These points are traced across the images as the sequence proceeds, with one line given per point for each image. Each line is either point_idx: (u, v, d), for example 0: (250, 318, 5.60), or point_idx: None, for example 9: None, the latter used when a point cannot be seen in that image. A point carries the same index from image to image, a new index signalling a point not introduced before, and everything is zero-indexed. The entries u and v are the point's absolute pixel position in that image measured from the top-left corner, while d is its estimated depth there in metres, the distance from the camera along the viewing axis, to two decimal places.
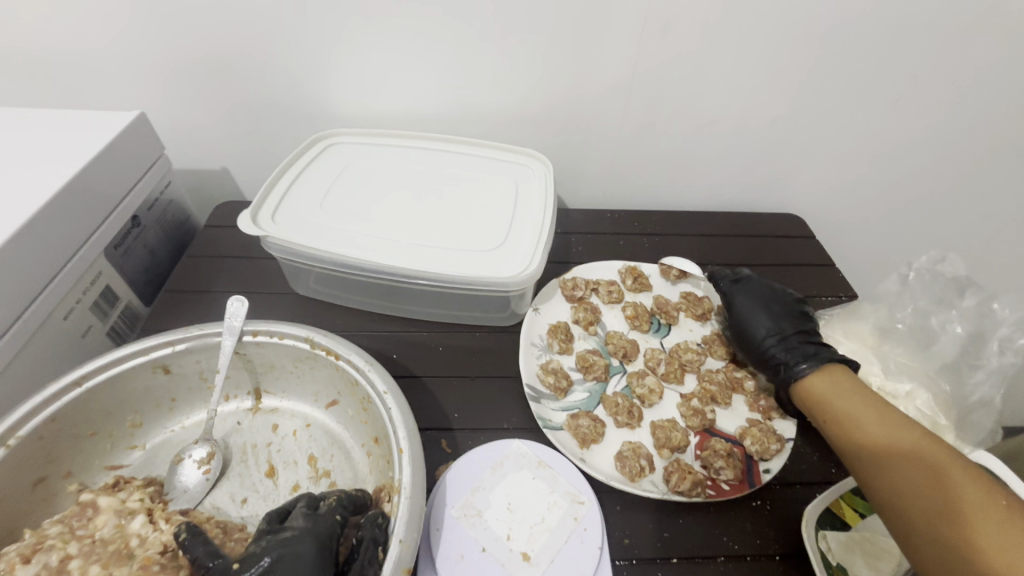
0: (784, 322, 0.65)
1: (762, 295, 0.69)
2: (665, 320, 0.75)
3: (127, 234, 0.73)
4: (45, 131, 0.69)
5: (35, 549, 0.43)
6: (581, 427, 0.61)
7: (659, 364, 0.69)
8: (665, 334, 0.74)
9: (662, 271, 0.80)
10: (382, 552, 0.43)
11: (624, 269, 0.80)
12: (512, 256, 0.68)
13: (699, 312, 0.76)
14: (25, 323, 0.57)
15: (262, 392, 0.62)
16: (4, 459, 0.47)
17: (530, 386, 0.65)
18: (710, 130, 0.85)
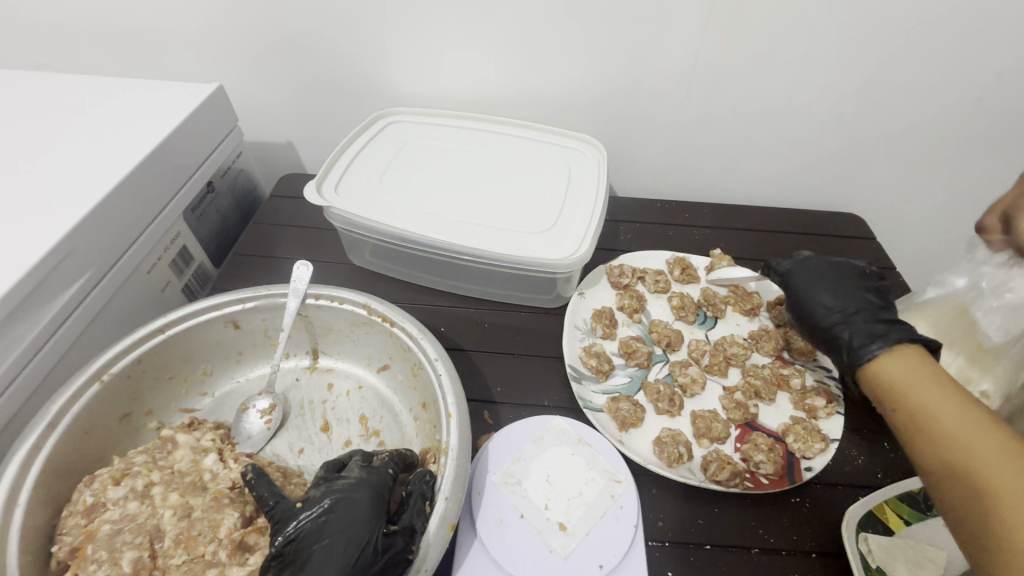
0: (851, 299, 0.56)
1: (827, 276, 0.60)
2: (711, 313, 0.75)
3: (202, 199, 0.79)
4: (133, 99, 0.75)
5: (124, 473, 0.48)
6: (621, 410, 0.62)
7: (703, 356, 0.69)
8: (710, 327, 0.74)
9: (712, 261, 0.79)
10: (429, 506, 0.46)
11: (672, 260, 0.80)
12: (562, 239, 0.69)
13: (747, 307, 0.75)
14: (115, 275, 0.63)
15: (319, 352, 0.66)
16: (98, 393, 0.52)
17: (572, 366, 0.66)
18: (771, 122, 0.83)
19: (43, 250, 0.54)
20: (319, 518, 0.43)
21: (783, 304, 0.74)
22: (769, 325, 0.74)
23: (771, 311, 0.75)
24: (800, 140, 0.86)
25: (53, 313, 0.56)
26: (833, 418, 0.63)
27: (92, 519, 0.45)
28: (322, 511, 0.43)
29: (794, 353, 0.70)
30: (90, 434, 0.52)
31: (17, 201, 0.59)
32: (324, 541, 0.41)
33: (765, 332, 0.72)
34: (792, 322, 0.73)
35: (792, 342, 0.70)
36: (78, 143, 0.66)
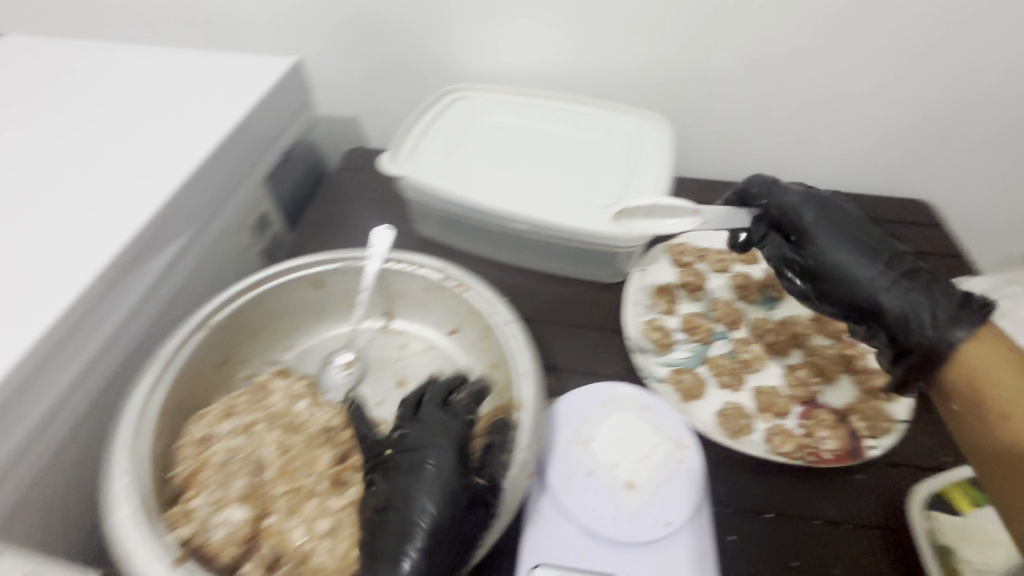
0: (880, 257, 0.59)
1: (849, 234, 0.60)
2: (774, 293, 0.75)
3: (280, 168, 0.83)
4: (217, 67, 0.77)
5: (230, 411, 0.53)
6: (684, 381, 0.64)
7: (765, 334, 0.70)
8: (773, 307, 0.74)
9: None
10: (507, 456, 0.49)
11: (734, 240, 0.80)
12: (628, 214, 0.70)
13: None
14: (211, 234, 0.67)
15: (393, 315, 0.70)
16: (204, 339, 0.57)
17: (634, 338, 0.68)
18: (840, 100, 0.82)
19: (156, 205, 0.59)
20: (406, 463, 0.46)
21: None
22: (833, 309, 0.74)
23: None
24: (870, 121, 0.84)
25: (163, 265, 0.60)
26: (900, 401, 0.62)
27: (205, 448, 0.50)
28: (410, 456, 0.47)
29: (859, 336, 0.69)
30: (195, 376, 0.57)
31: (129, 160, 0.63)
32: (411, 483, 0.45)
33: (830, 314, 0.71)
34: None
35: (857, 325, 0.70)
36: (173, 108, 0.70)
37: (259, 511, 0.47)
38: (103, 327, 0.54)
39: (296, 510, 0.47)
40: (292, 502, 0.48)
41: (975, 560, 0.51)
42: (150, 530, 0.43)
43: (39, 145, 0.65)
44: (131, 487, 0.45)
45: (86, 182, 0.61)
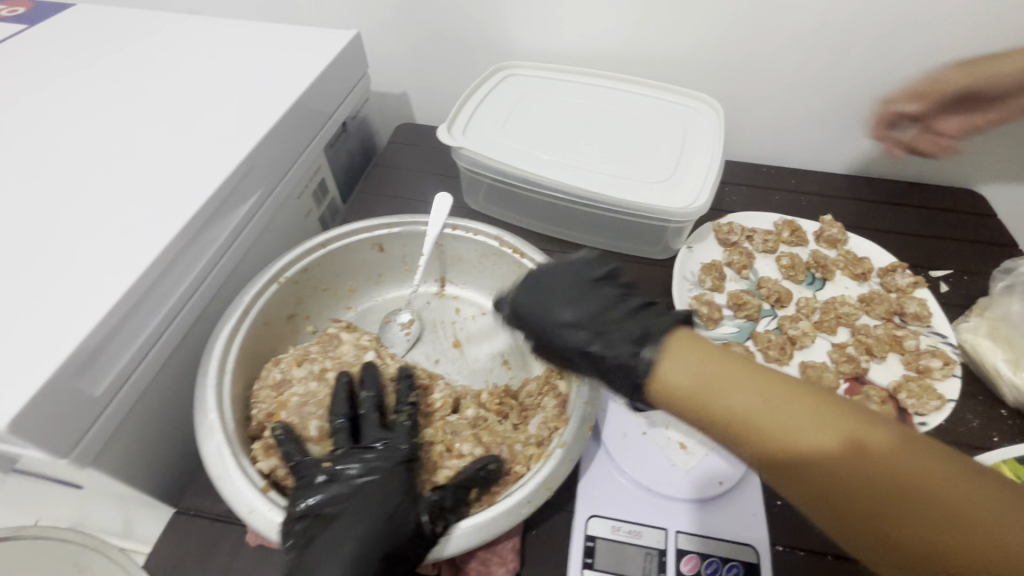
0: (595, 314, 0.45)
1: (545, 288, 0.47)
2: (821, 275, 0.76)
3: (338, 137, 0.86)
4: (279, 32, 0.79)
5: (303, 358, 0.56)
6: None
7: (813, 313, 0.70)
8: (819, 288, 0.75)
9: (822, 226, 0.79)
10: (472, 493, 0.47)
11: (780, 222, 0.80)
12: (680, 190, 0.71)
13: (858, 271, 0.75)
14: (277, 195, 0.70)
15: (446, 281, 0.72)
16: (276, 291, 0.60)
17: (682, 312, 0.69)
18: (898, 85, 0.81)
19: (234, 161, 0.61)
20: (349, 485, 0.46)
21: (896, 271, 0.74)
22: (879, 291, 0.74)
23: (882, 278, 0.74)
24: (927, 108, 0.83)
25: (236, 220, 0.63)
26: (949, 380, 0.63)
27: (281, 392, 0.53)
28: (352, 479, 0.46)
29: (906, 317, 0.69)
30: (268, 326, 0.60)
31: (203, 117, 0.65)
32: (350, 511, 0.44)
33: (877, 295, 0.72)
34: (903, 289, 0.72)
35: (905, 307, 0.70)
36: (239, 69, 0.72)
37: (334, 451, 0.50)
38: (187, 273, 0.57)
39: None
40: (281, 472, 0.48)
41: None
42: (237, 460, 0.46)
43: (116, 97, 0.66)
44: (219, 420, 0.48)
45: (162, 136, 0.62)
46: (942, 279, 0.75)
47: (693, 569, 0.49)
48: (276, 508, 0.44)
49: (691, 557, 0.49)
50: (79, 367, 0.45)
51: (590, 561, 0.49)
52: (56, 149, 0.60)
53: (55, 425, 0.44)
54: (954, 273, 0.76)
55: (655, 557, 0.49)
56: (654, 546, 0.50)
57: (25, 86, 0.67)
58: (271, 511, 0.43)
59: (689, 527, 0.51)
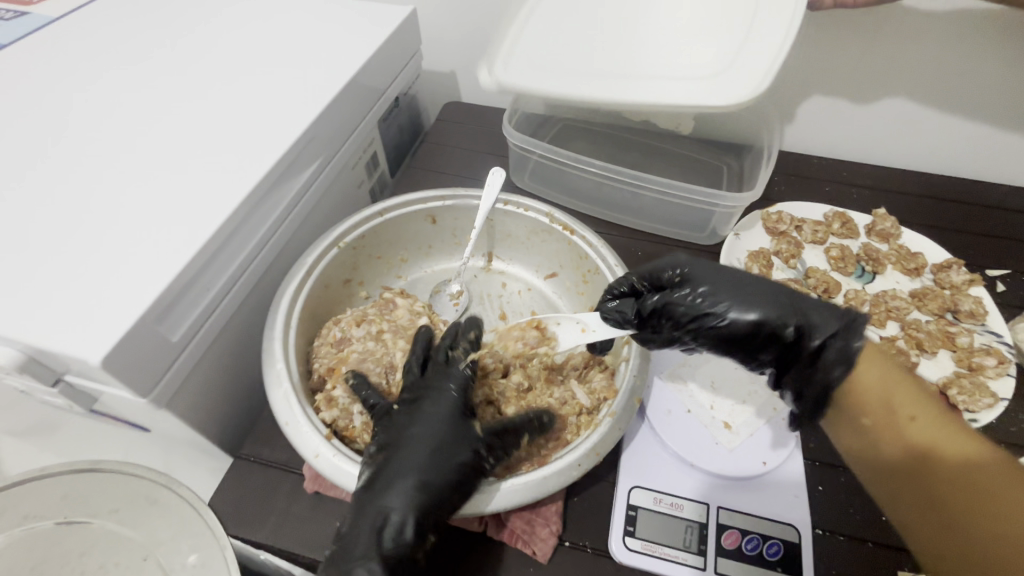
0: (767, 297, 0.47)
1: (726, 273, 0.50)
2: (871, 267, 0.75)
3: (390, 112, 0.88)
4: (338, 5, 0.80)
5: (361, 319, 0.58)
6: None
7: (861, 305, 0.70)
8: (868, 281, 0.74)
9: (874, 219, 0.78)
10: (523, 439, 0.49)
11: (831, 213, 0.79)
12: (740, 81, 0.57)
13: (910, 267, 0.73)
14: (334, 165, 0.72)
15: (493, 256, 0.74)
16: (335, 255, 0.62)
17: None
18: (995, 63, 0.72)
19: (299, 129, 0.63)
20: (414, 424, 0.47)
21: (952, 267, 0.72)
22: (931, 287, 0.73)
23: (936, 273, 0.73)
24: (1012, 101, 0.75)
25: (298, 186, 0.65)
26: (1002, 379, 0.61)
27: (341, 349, 0.55)
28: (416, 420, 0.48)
29: (960, 315, 0.68)
30: (327, 288, 0.63)
31: (268, 86, 0.67)
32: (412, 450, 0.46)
33: (930, 291, 0.71)
34: (958, 287, 0.71)
35: (960, 304, 0.68)
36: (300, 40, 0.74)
37: None
38: (255, 232, 0.59)
39: None
40: (344, 419, 0.50)
41: None
42: (302, 408, 0.49)
43: (188, 63, 0.69)
44: (286, 370, 0.51)
45: (232, 101, 0.65)
46: (999, 279, 0.73)
47: (734, 544, 0.49)
48: (339, 454, 0.46)
49: (732, 533, 0.50)
50: (160, 313, 0.48)
51: (630, 529, 0.51)
52: (134, 110, 0.63)
53: (138, 366, 0.47)
54: (1012, 273, 0.73)
55: (696, 530, 0.51)
56: (695, 519, 0.51)
57: (104, 50, 0.70)
58: (335, 456, 0.46)
59: (731, 504, 0.52)
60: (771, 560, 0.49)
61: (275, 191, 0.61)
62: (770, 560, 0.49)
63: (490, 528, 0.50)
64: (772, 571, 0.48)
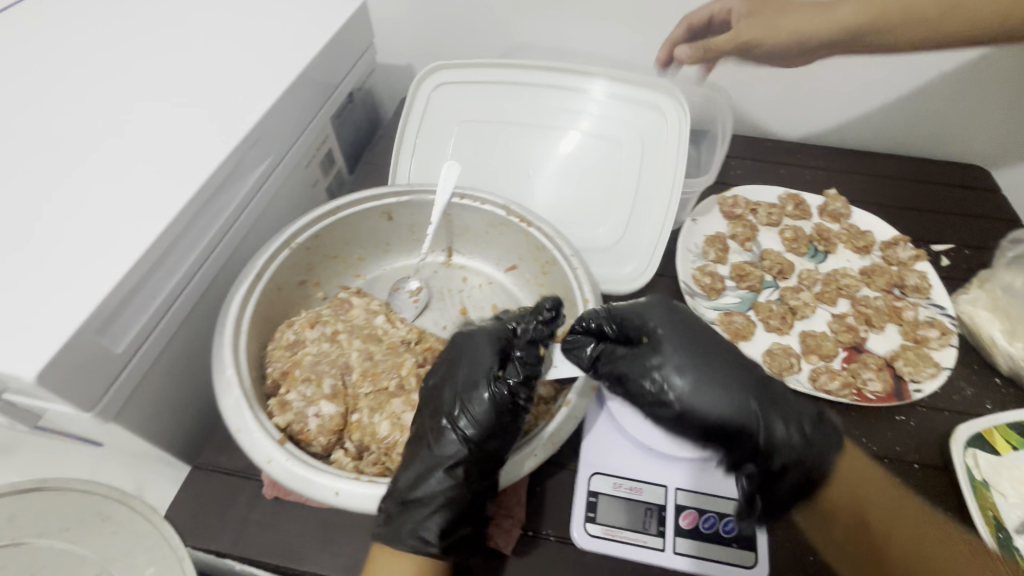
0: (741, 379, 0.47)
1: (702, 339, 0.49)
2: (823, 247, 0.77)
3: (344, 108, 0.85)
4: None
5: (315, 321, 0.57)
6: (734, 322, 0.67)
7: (814, 284, 0.72)
8: (821, 261, 0.76)
9: (826, 200, 0.80)
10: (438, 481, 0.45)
11: (785, 195, 0.81)
12: (626, 255, 0.70)
13: (859, 245, 0.76)
14: (285, 164, 0.70)
15: (453, 251, 0.73)
16: (287, 257, 0.61)
17: (685, 282, 0.70)
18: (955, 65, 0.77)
19: (243, 131, 0.61)
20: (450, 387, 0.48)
21: (898, 244, 0.74)
22: (880, 264, 0.75)
23: (884, 251, 0.75)
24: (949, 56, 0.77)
25: (245, 188, 0.63)
26: (946, 349, 0.64)
27: (295, 352, 0.55)
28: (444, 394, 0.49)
29: (906, 290, 0.71)
30: (280, 290, 0.61)
31: (209, 87, 0.65)
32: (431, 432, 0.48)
33: (879, 267, 0.73)
34: (904, 262, 0.73)
35: (906, 279, 0.71)
36: (241, 39, 0.71)
37: (345, 408, 0.52)
38: (201, 237, 0.58)
39: (380, 407, 0.51)
40: (298, 423, 0.50)
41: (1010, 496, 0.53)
42: (255, 413, 0.48)
43: (125, 64, 0.66)
44: (236, 378, 0.49)
45: (171, 103, 0.63)
46: (944, 253, 0.76)
47: (691, 523, 0.51)
48: (292, 458, 0.45)
49: (690, 513, 0.51)
50: (100, 325, 0.47)
51: (592, 515, 0.52)
52: (63, 116, 0.60)
53: (79, 381, 0.45)
54: (956, 247, 0.76)
55: (655, 512, 0.52)
56: (655, 501, 0.52)
57: (30, 53, 0.66)
58: (287, 461, 0.45)
59: (689, 485, 0.53)
60: (727, 536, 0.50)
61: (222, 194, 0.60)
62: (725, 537, 0.50)
63: None
64: (727, 547, 0.50)
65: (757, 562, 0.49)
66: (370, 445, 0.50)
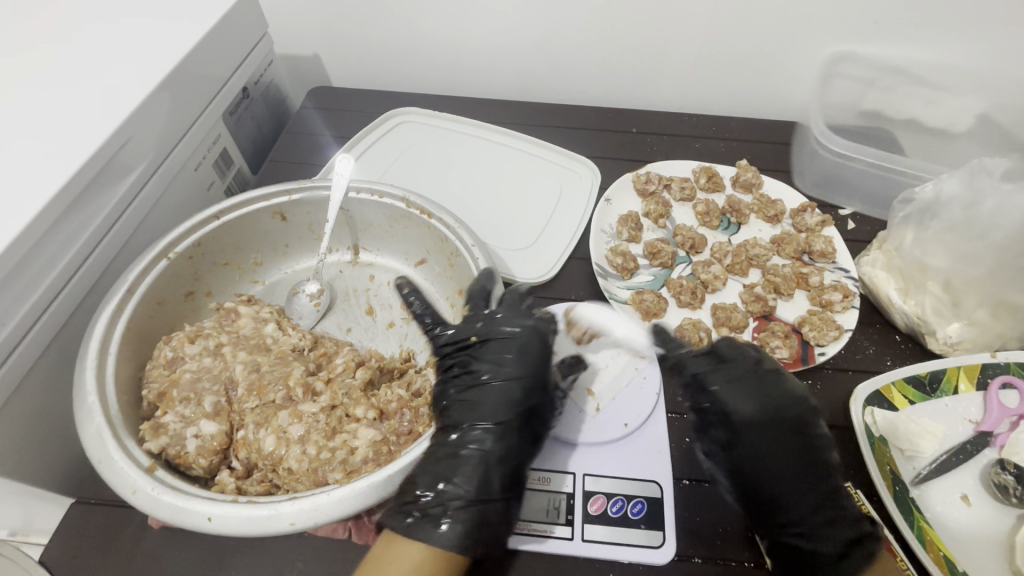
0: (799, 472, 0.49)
1: (783, 455, 0.50)
2: (735, 219, 0.77)
3: (239, 104, 0.80)
4: None
5: (196, 335, 0.54)
6: (645, 301, 0.66)
7: (725, 257, 0.72)
8: (734, 232, 0.77)
9: (737, 170, 0.79)
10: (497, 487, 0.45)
11: (698, 168, 0.80)
12: (535, 259, 0.72)
13: (771, 214, 0.76)
14: (166, 169, 0.65)
15: (360, 248, 0.70)
16: (165, 269, 0.57)
17: (598, 263, 0.70)
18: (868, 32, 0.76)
19: (104, 134, 0.55)
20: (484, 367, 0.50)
21: (807, 211, 0.75)
22: (791, 231, 0.76)
23: (793, 218, 0.76)
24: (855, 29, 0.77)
25: (113, 199, 0.58)
26: (845, 315, 0.65)
27: (174, 370, 0.51)
28: (468, 388, 0.50)
29: (814, 255, 0.72)
30: (160, 305, 0.57)
31: (62, 87, 0.58)
32: (474, 426, 0.47)
33: (787, 235, 0.73)
34: (812, 228, 0.74)
35: (813, 244, 0.71)
36: (94, 33, 0.63)
37: (229, 426, 0.49)
38: (59, 256, 0.52)
39: (266, 421, 0.48)
40: (173, 447, 0.46)
41: (902, 448, 0.55)
42: (120, 441, 0.44)
43: None
44: (100, 404, 0.45)
45: (15, 106, 0.56)
46: (850, 216, 0.77)
47: (600, 508, 0.51)
48: (160, 486, 0.42)
49: (598, 498, 0.52)
50: None
51: None
52: None
53: None
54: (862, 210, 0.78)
55: (564, 501, 0.52)
56: (562, 490, 0.52)
57: None
58: (154, 489, 0.42)
59: (597, 470, 0.54)
60: (635, 518, 0.50)
61: (83, 205, 0.54)
62: (633, 519, 0.50)
63: (355, 534, 0.48)
64: (636, 529, 0.49)
65: (665, 541, 0.49)
66: (257, 462, 0.47)
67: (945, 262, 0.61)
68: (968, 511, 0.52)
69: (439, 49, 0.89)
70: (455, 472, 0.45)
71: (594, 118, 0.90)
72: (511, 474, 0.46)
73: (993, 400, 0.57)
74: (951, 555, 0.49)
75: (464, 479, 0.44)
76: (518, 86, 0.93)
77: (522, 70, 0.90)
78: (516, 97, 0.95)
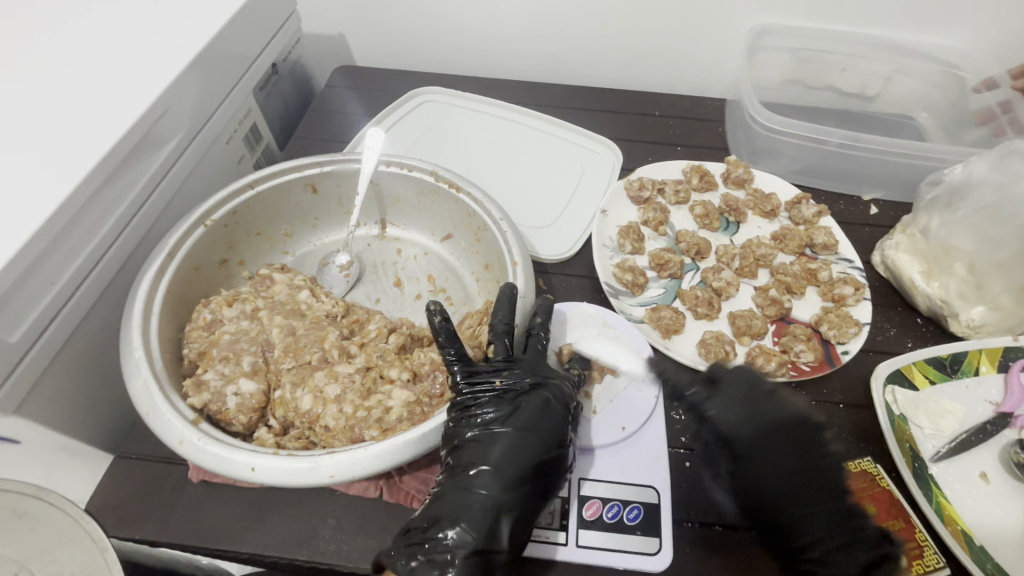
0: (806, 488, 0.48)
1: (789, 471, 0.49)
2: (733, 219, 0.77)
3: (268, 80, 0.81)
4: None
5: (233, 299, 0.56)
6: (663, 318, 0.65)
7: (732, 260, 0.71)
8: (734, 233, 0.76)
9: (728, 166, 0.79)
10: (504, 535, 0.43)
11: (689, 168, 0.80)
12: (557, 238, 0.73)
13: (767, 210, 0.76)
14: (199, 142, 0.66)
15: (387, 223, 0.72)
16: (203, 235, 0.58)
17: (608, 283, 0.68)
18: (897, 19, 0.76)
19: (144, 104, 0.56)
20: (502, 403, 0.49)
21: (802, 203, 0.75)
22: (788, 225, 0.76)
23: (790, 211, 0.75)
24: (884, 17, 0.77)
25: (151, 169, 0.60)
26: (862, 303, 0.66)
27: (213, 331, 0.53)
28: (484, 421, 0.48)
29: (816, 248, 0.72)
30: (197, 270, 0.59)
31: (103, 59, 0.59)
32: (482, 467, 0.46)
33: (789, 231, 0.73)
34: (810, 220, 0.74)
35: (814, 238, 0.72)
36: (133, 7, 0.65)
37: (267, 385, 0.50)
38: (102, 221, 0.54)
39: (303, 381, 0.50)
40: (215, 403, 0.48)
41: (924, 426, 0.56)
42: (166, 395, 0.46)
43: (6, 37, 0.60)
44: (146, 359, 0.47)
45: (59, 77, 0.57)
46: (873, 202, 0.77)
47: (595, 514, 0.51)
48: (205, 437, 0.44)
49: (593, 503, 0.52)
50: None
51: None
52: None
53: None
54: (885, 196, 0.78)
55: (558, 505, 0.52)
56: (557, 495, 0.52)
57: None
58: (200, 440, 0.43)
59: (594, 474, 0.54)
60: (631, 524, 0.50)
61: (124, 171, 0.56)
62: (629, 525, 0.50)
63: (386, 493, 0.50)
64: (632, 535, 0.49)
65: (660, 547, 0.49)
66: (294, 420, 0.49)
67: (972, 244, 0.61)
68: (986, 489, 0.53)
69: (464, 31, 0.90)
70: (460, 518, 0.44)
71: (617, 101, 0.90)
72: (520, 521, 0.45)
73: (1013, 382, 0.57)
74: (968, 530, 0.50)
75: (473, 524, 0.43)
76: (541, 69, 0.94)
77: (546, 53, 0.91)
78: (538, 79, 0.95)
